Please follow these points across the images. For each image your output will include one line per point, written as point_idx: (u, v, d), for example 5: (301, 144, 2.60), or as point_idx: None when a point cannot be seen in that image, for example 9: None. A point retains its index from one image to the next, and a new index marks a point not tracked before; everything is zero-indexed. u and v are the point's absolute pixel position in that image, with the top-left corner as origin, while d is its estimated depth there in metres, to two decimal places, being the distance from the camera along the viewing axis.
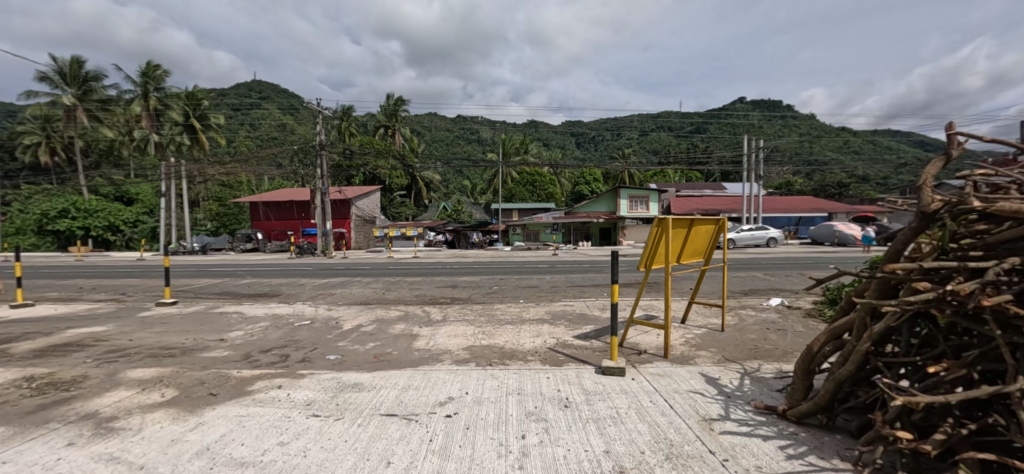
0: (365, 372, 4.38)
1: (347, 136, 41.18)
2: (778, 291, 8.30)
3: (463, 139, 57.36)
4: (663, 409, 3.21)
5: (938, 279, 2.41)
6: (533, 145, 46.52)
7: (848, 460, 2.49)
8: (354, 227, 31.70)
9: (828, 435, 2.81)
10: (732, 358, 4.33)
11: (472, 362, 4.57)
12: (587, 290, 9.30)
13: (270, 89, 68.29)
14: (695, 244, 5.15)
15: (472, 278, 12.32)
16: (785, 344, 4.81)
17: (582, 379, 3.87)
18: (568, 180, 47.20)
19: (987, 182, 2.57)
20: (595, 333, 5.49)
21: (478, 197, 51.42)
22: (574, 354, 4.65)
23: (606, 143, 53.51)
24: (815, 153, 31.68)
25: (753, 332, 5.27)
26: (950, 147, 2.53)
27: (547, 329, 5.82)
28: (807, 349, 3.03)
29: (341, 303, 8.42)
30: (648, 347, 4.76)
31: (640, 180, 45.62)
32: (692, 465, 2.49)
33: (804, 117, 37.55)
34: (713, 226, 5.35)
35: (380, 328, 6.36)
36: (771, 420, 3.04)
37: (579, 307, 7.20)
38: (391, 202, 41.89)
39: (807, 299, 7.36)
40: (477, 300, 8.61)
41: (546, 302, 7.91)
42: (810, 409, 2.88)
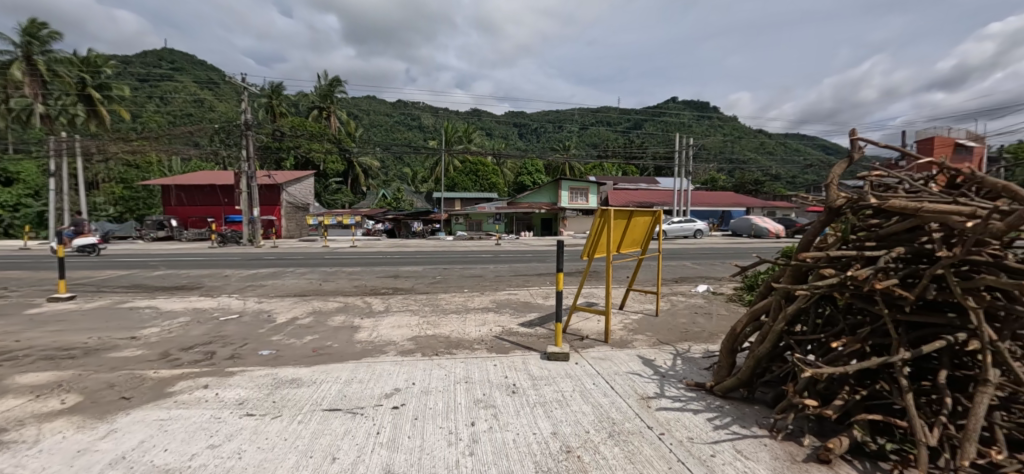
0: (303, 366, 4.18)
1: (277, 117, 38.26)
2: (704, 278, 9.01)
3: (404, 125, 55.66)
4: (605, 390, 3.39)
5: (840, 266, 2.76)
6: (476, 134, 46.15)
7: (764, 427, 2.80)
8: (285, 215, 29.59)
9: (748, 406, 3.11)
10: (665, 341, 4.66)
11: (417, 353, 4.51)
12: (530, 279, 9.51)
13: (185, 59, 61.66)
14: (634, 235, 5.41)
15: (414, 268, 12.08)
16: (711, 327, 5.25)
17: (528, 366, 3.96)
18: (510, 171, 47.62)
19: (880, 181, 2.95)
20: (539, 321, 5.63)
21: (419, 184, 50.24)
22: (520, 341, 4.75)
23: (549, 135, 54.42)
24: (736, 153, 34.48)
25: (684, 316, 5.69)
26: (852, 152, 2.90)
27: (492, 318, 5.88)
28: (731, 331, 3.32)
29: (274, 295, 7.91)
30: (590, 332, 4.98)
31: (580, 172, 47.04)
32: (633, 440, 2.66)
33: (727, 118, 40.66)
34: (650, 218, 5.66)
35: (318, 320, 6.07)
36: (700, 395, 3.32)
37: (523, 296, 7.36)
38: (326, 188, 39.78)
39: (728, 285, 8.08)
40: (421, 290, 8.47)
41: (490, 291, 7.97)
42: (733, 384, 3.18)
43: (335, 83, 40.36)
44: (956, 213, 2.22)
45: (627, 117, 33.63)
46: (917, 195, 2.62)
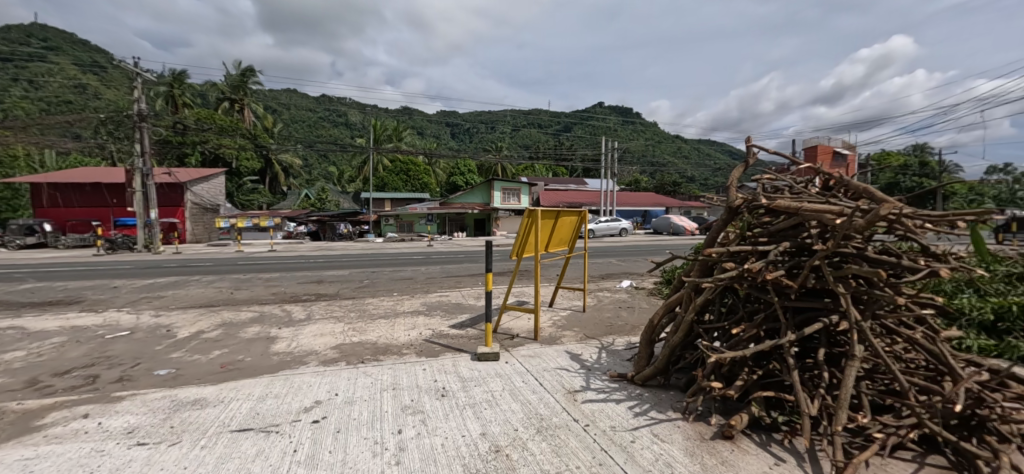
0: (209, 385, 3.78)
1: (179, 108, 34.39)
2: (628, 274, 9.54)
3: (329, 122, 52.81)
4: (534, 387, 3.44)
5: (738, 261, 3.06)
6: (407, 132, 44.93)
7: (678, 410, 3.02)
8: (190, 217, 26.64)
9: (664, 392, 3.34)
10: (591, 335, 4.86)
11: (341, 361, 4.28)
12: (462, 281, 9.43)
13: (60, 38, 53.28)
14: (561, 234, 5.58)
15: (341, 272, 11.46)
16: (633, 319, 5.58)
17: (458, 367, 3.92)
18: (443, 171, 47.02)
19: (771, 184, 3.32)
20: (470, 322, 5.60)
21: (346, 184, 47.81)
22: (450, 344, 4.70)
23: (481, 135, 54.52)
24: (656, 156, 36.94)
25: (609, 311, 5.98)
26: (748, 156, 3.22)
27: (422, 321, 5.74)
28: (649, 323, 3.53)
29: (174, 307, 7.07)
30: (520, 330, 5.05)
31: (512, 173, 47.63)
32: (560, 434, 2.74)
33: (648, 124, 43.45)
34: (577, 217, 5.87)
35: (229, 332, 5.54)
36: (622, 385, 3.49)
37: (455, 297, 7.29)
38: (240, 188, 36.43)
39: (648, 280, 8.63)
40: (346, 295, 8.06)
41: (421, 293, 7.79)
42: (651, 373, 3.39)
43: (248, 73, 37.10)
44: (829, 211, 2.55)
45: (556, 120, 34.62)
46: (800, 196, 2.98)
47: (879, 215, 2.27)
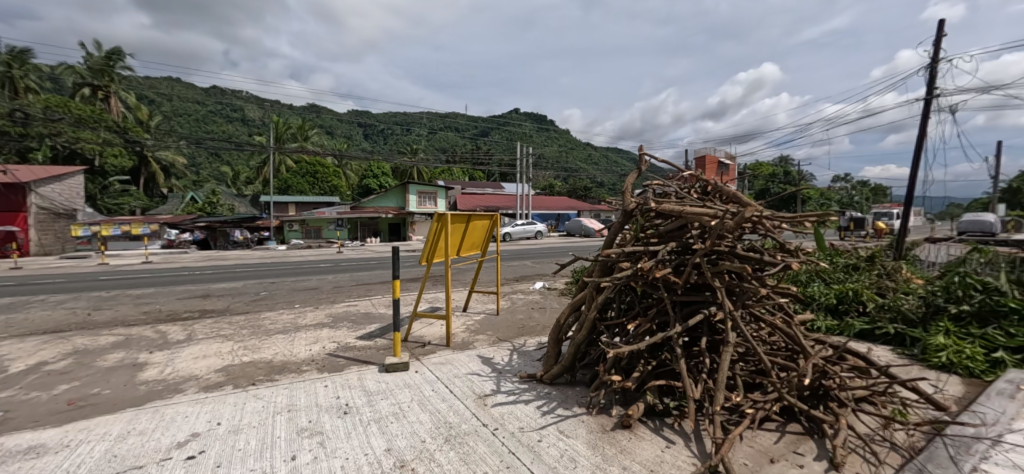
0: (51, 428, 3.13)
1: (18, 91, 28.38)
2: (541, 276, 9.82)
3: (221, 116, 47.36)
4: (444, 395, 3.37)
5: (633, 259, 3.30)
6: (314, 131, 41.89)
7: (582, 405, 3.15)
8: (36, 226, 22.04)
9: (570, 389, 3.47)
10: (504, 338, 4.90)
11: (228, 385, 3.82)
12: (372, 289, 8.98)
13: None
14: (472, 238, 5.56)
15: (233, 284, 10.27)
16: (545, 320, 5.74)
17: (364, 381, 3.70)
18: (355, 174, 44.61)
19: (660, 189, 3.62)
20: (379, 332, 5.34)
21: (243, 186, 43.20)
22: (356, 356, 4.43)
23: (396, 137, 52.77)
24: (569, 163, 38.72)
25: (522, 313, 6.09)
26: (641, 164, 3.49)
27: (326, 334, 5.34)
28: (556, 323, 3.66)
29: (5, 336, 5.77)
30: (432, 338, 4.93)
31: (428, 176, 46.75)
32: (469, 440, 2.70)
33: (561, 132, 45.41)
34: (488, 221, 5.90)
35: (82, 362, 4.66)
36: (532, 385, 3.56)
37: (363, 306, 6.91)
38: (105, 190, 31.06)
39: (560, 281, 8.98)
40: (239, 310, 7.23)
41: (326, 304, 7.26)
42: (558, 371, 3.51)
43: (115, 56, 31.90)
44: (706, 214, 2.86)
45: (473, 124, 34.71)
46: (683, 200, 3.29)
47: (744, 218, 2.59)
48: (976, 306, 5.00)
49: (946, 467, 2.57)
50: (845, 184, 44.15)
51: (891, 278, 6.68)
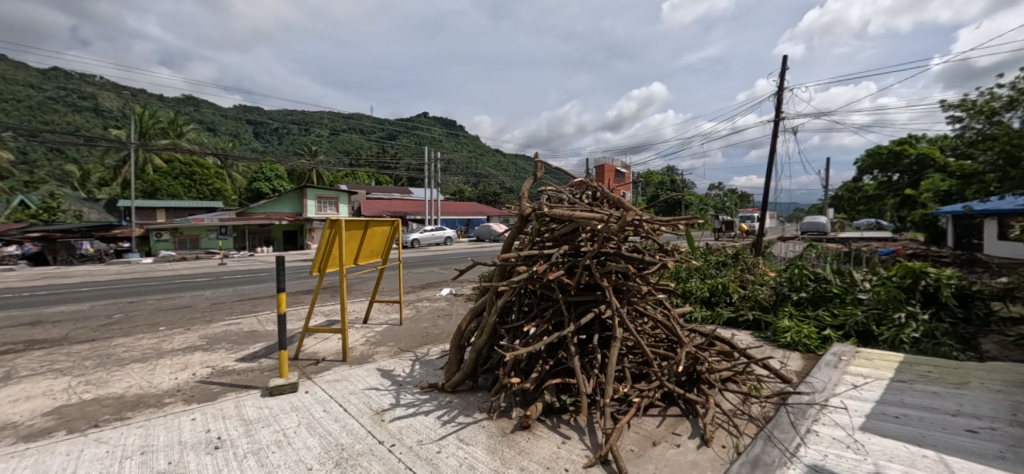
0: None
1: None
2: (448, 282, 9.71)
3: (64, 104, 39.51)
4: (336, 415, 3.14)
5: (530, 263, 3.41)
6: (190, 127, 36.84)
7: (483, 411, 3.16)
8: None
9: (472, 395, 3.47)
10: (406, 348, 4.74)
11: (60, 431, 3.14)
12: (260, 304, 8.10)
13: None
14: (371, 245, 5.31)
15: (77, 306, 8.56)
16: (450, 327, 5.68)
17: (242, 409, 3.30)
18: (242, 177, 40.13)
19: (554, 195, 3.80)
20: (265, 352, 4.82)
21: (94, 189, 36.30)
22: (236, 381, 3.95)
23: (292, 137, 48.65)
24: (478, 168, 39.01)
25: (426, 321, 5.95)
26: (536, 171, 3.63)
27: (198, 358, 4.69)
28: (457, 329, 3.62)
29: None
30: (327, 353, 4.59)
31: (330, 180, 43.75)
32: (362, 462, 2.54)
33: (470, 137, 45.63)
34: (389, 227, 5.67)
35: None
36: (433, 395, 3.49)
37: (248, 324, 6.21)
38: None
39: (467, 286, 8.97)
40: (83, 337, 6.04)
41: (200, 324, 6.38)
42: (459, 378, 3.48)
43: None
44: (593, 218, 3.07)
45: (379, 126, 33.34)
46: (574, 206, 3.49)
47: (626, 221, 2.82)
48: (811, 293, 6.16)
49: (787, 430, 3.02)
50: (718, 192, 50.65)
51: (749, 272, 7.80)
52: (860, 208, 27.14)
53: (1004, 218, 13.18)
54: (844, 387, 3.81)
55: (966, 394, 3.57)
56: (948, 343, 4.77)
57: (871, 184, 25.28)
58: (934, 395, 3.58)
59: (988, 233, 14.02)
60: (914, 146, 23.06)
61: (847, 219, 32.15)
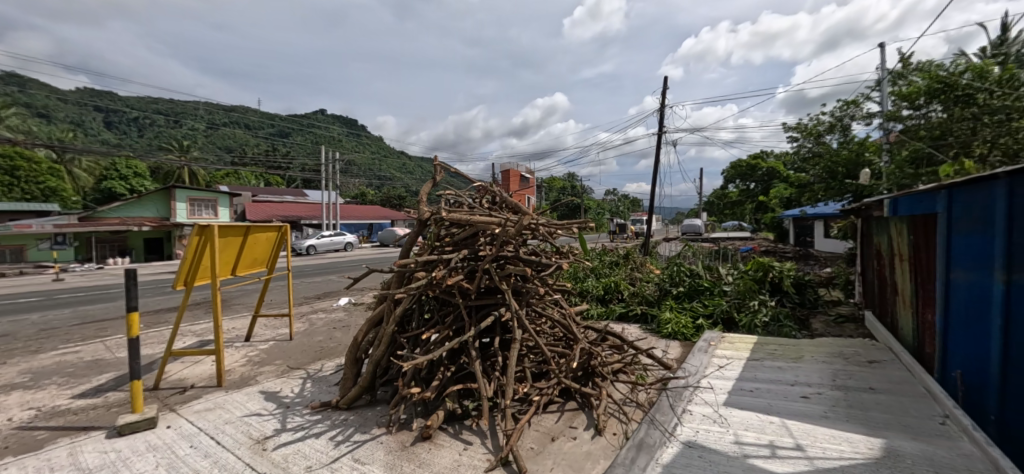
0: None
1: None
2: (347, 291, 9.12)
3: None
4: (207, 450, 2.75)
5: (430, 268, 3.37)
6: (10, 111, 29.74)
7: (382, 426, 3.02)
8: None
9: (370, 410, 3.30)
10: (296, 366, 4.35)
11: None
12: (109, 327, 6.79)
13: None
14: (252, 253, 4.77)
15: None
16: (347, 339, 5.34)
17: (78, 456, 2.73)
18: (87, 175, 33.48)
19: (454, 199, 3.81)
20: (114, 384, 4.06)
21: None
22: (72, 423, 3.27)
23: (157, 130, 41.97)
24: (382, 170, 37.34)
25: (321, 334, 5.53)
26: (435, 174, 3.59)
27: (17, 399, 3.78)
28: (354, 340, 3.42)
29: None
30: (198, 379, 4.02)
31: (207, 179, 38.50)
32: None
33: (372, 138, 43.60)
34: (275, 234, 5.14)
35: None
36: (325, 414, 3.24)
37: (91, 352, 5.17)
38: None
39: (368, 295, 8.52)
40: None
41: (21, 356, 5.15)
42: (356, 393, 3.29)
43: None
44: (492, 222, 3.16)
45: (268, 121, 30.24)
46: (474, 210, 3.54)
47: (521, 224, 2.95)
48: (687, 287, 6.98)
49: (667, 412, 3.35)
50: (613, 197, 54.85)
51: (638, 270, 8.57)
52: (727, 212, 31.38)
53: (828, 220, 16.17)
54: (713, 369, 4.36)
55: (801, 366, 4.30)
56: (788, 324, 5.72)
57: (734, 191, 29.36)
58: (779, 369, 4.26)
59: (817, 232, 17.12)
60: (765, 160, 27.33)
61: (717, 221, 36.91)
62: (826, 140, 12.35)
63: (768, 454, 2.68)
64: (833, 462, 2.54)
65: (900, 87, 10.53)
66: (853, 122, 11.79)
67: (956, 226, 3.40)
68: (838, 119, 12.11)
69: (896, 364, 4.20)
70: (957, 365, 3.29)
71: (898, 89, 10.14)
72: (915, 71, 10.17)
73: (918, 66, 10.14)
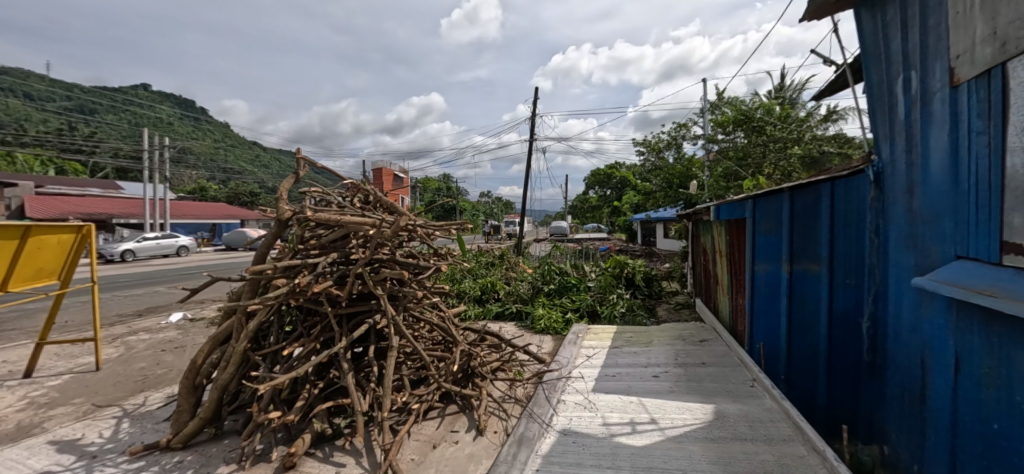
0: None
1: None
2: (181, 305, 7.61)
3: None
4: None
5: (292, 275, 3.01)
6: None
7: (231, 462, 2.58)
8: None
9: (215, 446, 2.80)
10: (108, 403, 3.47)
11: None
12: None
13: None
14: (34, 263, 3.66)
15: None
16: (181, 363, 4.45)
17: None
18: None
19: (319, 197, 3.46)
20: None
21: None
22: None
23: None
24: (228, 162, 32.31)
25: (144, 359, 4.52)
26: (297, 169, 3.21)
27: None
28: (192, 363, 2.86)
29: None
30: None
31: None
32: None
33: (216, 124, 37.45)
34: (72, 237, 4.02)
35: None
36: (151, 459, 2.64)
37: None
38: None
39: (211, 309, 7.25)
40: None
41: None
42: (196, 427, 2.76)
43: None
44: (365, 223, 2.98)
45: (62, 92, 23.70)
46: (344, 211, 3.27)
47: (397, 225, 2.82)
48: (557, 285, 7.50)
49: (542, 404, 3.52)
50: (488, 199, 56.30)
51: (512, 270, 8.90)
52: (589, 215, 34.72)
53: (667, 223, 18.98)
54: (582, 359, 4.74)
55: (651, 349, 4.94)
56: (640, 313, 6.53)
57: (595, 196, 32.68)
58: (635, 354, 4.82)
59: (659, 233, 19.97)
60: (619, 170, 31.01)
61: (580, 223, 40.54)
62: (665, 155, 14.49)
63: (630, 431, 3.01)
64: (678, 429, 2.97)
65: (716, 116, 12.93)
66: (684, 141, 14.09)
67: (759, 228, 4.26)
68: (673, 138, 14.33)
69: (718, 341, 5.10)
70: (760, 338, 4.14)
71: (715, 117, 12.45)
72: (725, 103, 12.61)
73: (728, 100, 12.59)
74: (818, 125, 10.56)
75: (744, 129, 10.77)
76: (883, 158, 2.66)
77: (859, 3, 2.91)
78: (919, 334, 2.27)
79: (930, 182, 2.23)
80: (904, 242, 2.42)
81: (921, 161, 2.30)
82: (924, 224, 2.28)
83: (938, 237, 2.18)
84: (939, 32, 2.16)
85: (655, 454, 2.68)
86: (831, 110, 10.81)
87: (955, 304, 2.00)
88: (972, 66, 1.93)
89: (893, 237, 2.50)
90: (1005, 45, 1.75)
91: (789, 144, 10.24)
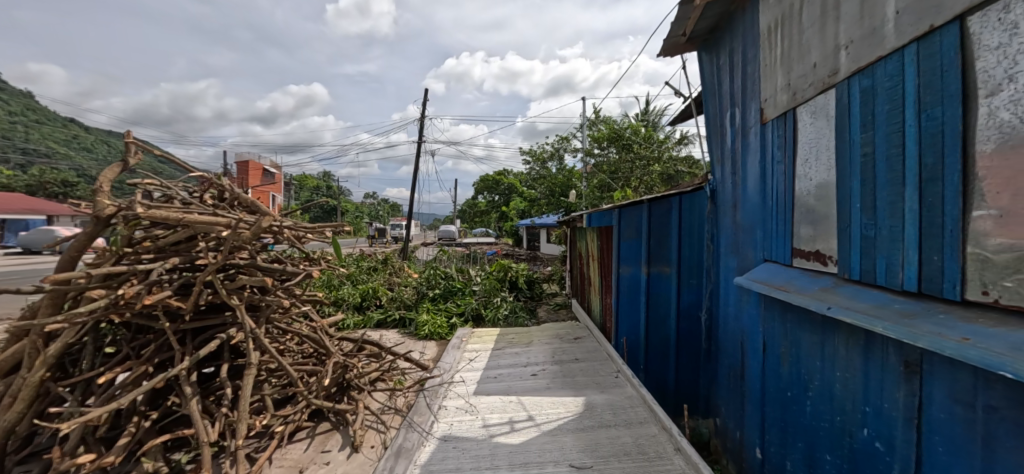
0: None
1: None
2: None
3: None
4: None
5: (114, 285, 2.47)
6: None
7: None
8: None
9: None
10: None
11: None
12: None
13: None
14: None
15: None
16: None
17: None
18: None
19: (155, 191, 2.91)
20: None
21: None
22: None
23: None
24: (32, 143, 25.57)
25: None
26: (127, 155, 2.63)
27: None
28: None
29: None
30: None
31: None
32: None
33: (10, 93, 29.31)
34: None
35: None
36: None
37: None
38: None
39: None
40: None
41: None
42: None
43: None
44: (218, 223, 2.59)
45: None
46: (189, 208, 2.80)
47: (258, 226, 2.51)
48: (442, 290, 7.43)
49: (423, 412, 3.44)
50: (372, 201, 53.39)
51: (396, 275, 8.57)
52: (478, 219, 35.12)
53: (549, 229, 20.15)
54: (464, 363, 4.75)
55: (532, 349, 5.18)
56: (521, 315, 6.82)
57: (483, 201, 33.19)
58: (516, 354, 5.00)
59: (542, 238, 21.11)
60: (507, 176, 32.03)
61: (469, 228, 40.80)
62: (548, 165, 15.39)
63: (509, 429, 3.10)
64: (553, 423, 3.16)
65: (593, 132, 14.18)
66: (565, 153, 15.13)
67: (623, 235, 4.75)
68: (556, 149, 15.32)
69: (591, 337, 5.56)
70: (624, 333, 4.62)
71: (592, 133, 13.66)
72: (600, 121, 13.91)
73: (603, 119, 13.91)
74: (673, 147, 12.26)
75: (616, 145, 11.95)
76: (716, 177, 3.19)
77: (701, 47, 3.46)
78: (739, 323, 2.76)
79: (747, 198, 2.74)
80: (731, 248, 2.92)
81: (742, 181, 2.80)
82: (743, 233, 2.77)
83: (752, 243, 2.67)
84: (755, 79, 2.66)
85: (531, 449, 2.81)
86: (683, 135, 12.64)
87: (762, 299, 2.48)
88: (775, 108, 2.41)
89: (723, 243, 3.01)
90: (795, 94, 2.22)
91: (651, 162, 11.72)
